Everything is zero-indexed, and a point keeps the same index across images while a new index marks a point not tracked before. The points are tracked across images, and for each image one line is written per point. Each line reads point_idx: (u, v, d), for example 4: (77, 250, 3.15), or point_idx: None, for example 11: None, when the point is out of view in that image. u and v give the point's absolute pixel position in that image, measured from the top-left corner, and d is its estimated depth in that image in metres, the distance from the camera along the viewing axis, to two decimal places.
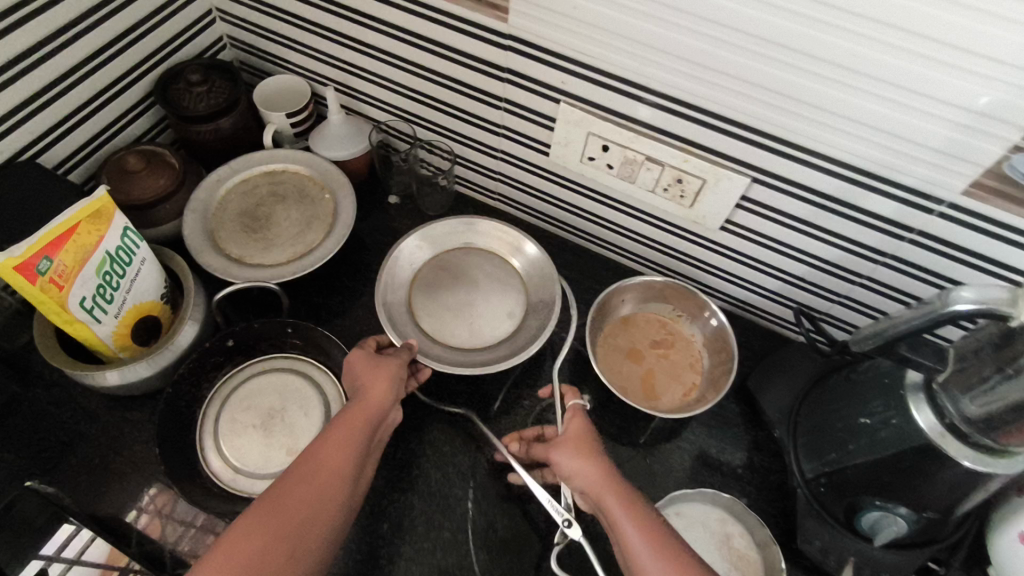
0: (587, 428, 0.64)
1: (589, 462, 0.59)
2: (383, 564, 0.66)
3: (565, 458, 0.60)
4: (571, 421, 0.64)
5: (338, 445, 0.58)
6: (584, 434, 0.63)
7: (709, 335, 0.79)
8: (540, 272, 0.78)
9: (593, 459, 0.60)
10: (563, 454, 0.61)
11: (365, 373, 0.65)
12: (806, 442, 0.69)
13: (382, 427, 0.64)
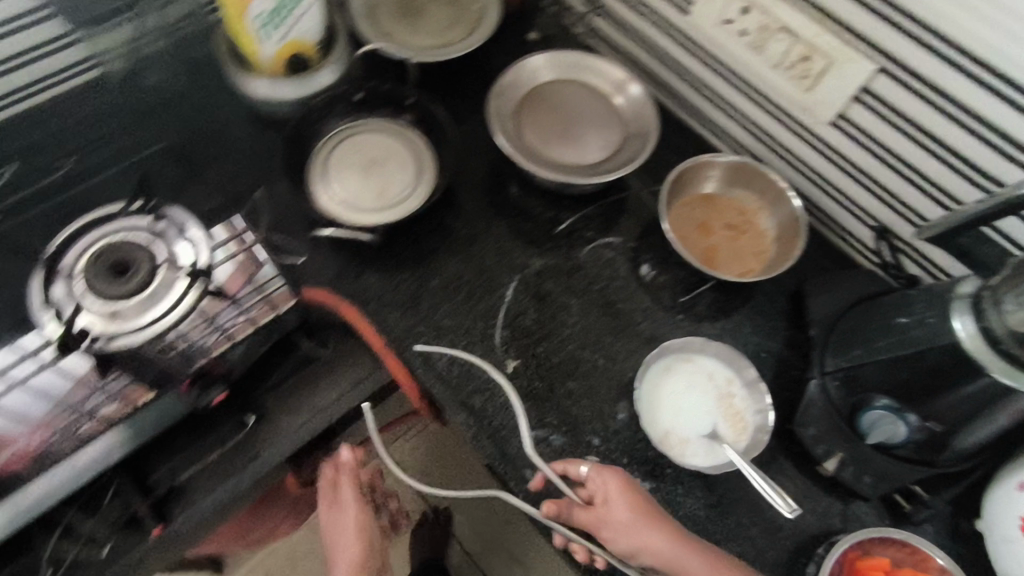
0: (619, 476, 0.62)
1: (649, 526, 0.59)
2: (424, 308, 0.76)
3: (614, 524, 0.60)
4: (602, 480, 0.62)
5: None
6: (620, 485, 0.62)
7: (784, 230, 0.80)
8: (640, 117, 0.83)
9: (642, 512, 0.60)
10: (614, 516, 0.60)
11: (336, 545, 0.83)
12: (837, 339, 0.70)
13: None
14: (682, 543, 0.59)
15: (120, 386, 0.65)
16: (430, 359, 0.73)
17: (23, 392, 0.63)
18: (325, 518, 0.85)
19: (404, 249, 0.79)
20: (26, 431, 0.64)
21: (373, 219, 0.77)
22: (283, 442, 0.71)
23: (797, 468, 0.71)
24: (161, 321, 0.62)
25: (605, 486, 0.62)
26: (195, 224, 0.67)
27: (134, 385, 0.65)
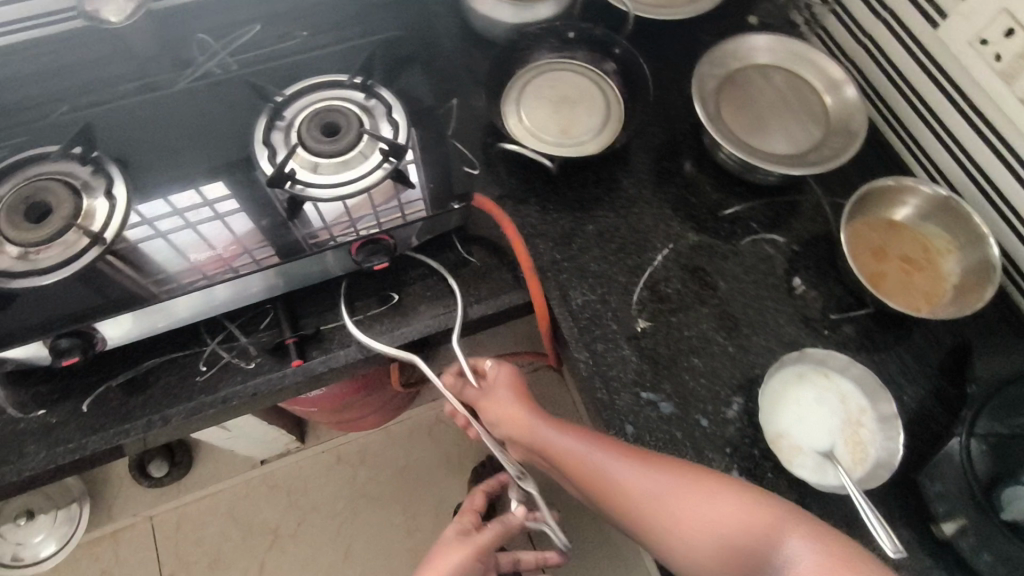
0: (506, 372, 0.76)
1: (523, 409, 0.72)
2: (573, 245, 0.78)
3: (492, 404, 0.74)
4: (497, 372, 0.76)
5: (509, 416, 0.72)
6: (503, 377, 0.75)
7: (971, 279, 0.73)
8: (847, 117, 0.79)
9: (513, 399, 0.73)
10: (491, 395, 0.75)
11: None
12: (998, 405, 0.64)
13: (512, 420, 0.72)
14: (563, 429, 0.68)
15: (268, 254, 0.68)
16: (566, 294, 0.75)
17: (194, 232, 0.70)
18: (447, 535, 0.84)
19: (571, 189, 0.81)
20: (187, 261, 0.67)
21: (553, 150, 0.80)
22: (411, 328, 0.74)
23: (908, 523, 0.66)
24: (359, 178, 0.70)
25: (494, 375, 0.76)
26: (400, 110, 0.76)
27: (277, 251, 0.68)
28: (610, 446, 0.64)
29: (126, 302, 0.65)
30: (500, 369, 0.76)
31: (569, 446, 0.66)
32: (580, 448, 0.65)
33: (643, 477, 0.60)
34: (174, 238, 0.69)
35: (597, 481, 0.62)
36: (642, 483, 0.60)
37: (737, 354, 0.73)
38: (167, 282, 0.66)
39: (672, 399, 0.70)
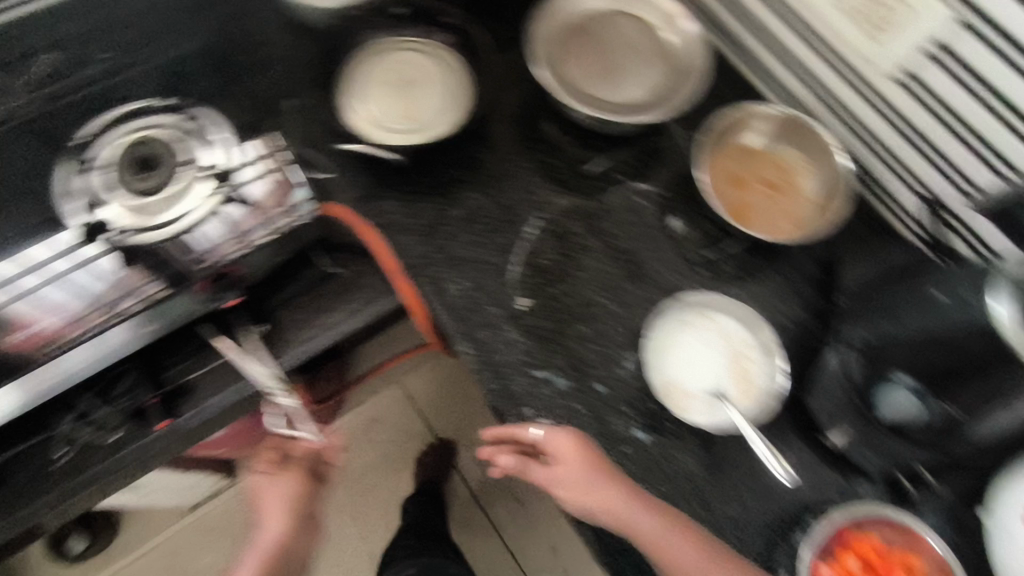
0: (583, 447, 0.64)
1: (566, 465, 0.63)
2: (441, 236, 0.75)
3: (567, 479, 0.62)
4: (553, 441, 0.64)
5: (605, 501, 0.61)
6: (575, 452, 0.63)
7: (828, 193, 0.75)
8: (689, 52, 0.78)
9: (591, 469, 0.62)
10: (567, 476, 0.62)
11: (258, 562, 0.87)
12: (864, 311, 0.67)
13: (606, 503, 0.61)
14: (605, 479, 0.62)
15: (154, 287, 0.68)
16: (441, 287, 0.73)
17: (59, 287, 0.67)
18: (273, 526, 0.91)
19: (425, 175, 0.77)
20: (60, 315, 0.67)
21: (397, 140, 0.75)
22: (290, 353, 0.72)
23: (800, 437, 0.69)
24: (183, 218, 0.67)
25: (554, 448, 0.63)
26: (225, 127, 0.73)
27: (162, 282, 0.68)
28: (656, 513, 0.61)
29: (7, 371, 0.65)
30: (568, 435, 0.64)
31: (631, 522, 0.60)
32: (616, 501, 0.61)
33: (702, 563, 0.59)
34: (39, 296, 0.66)
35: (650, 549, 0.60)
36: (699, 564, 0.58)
37: (621, 313, 0.73)
38: (46, 347, 0.66)
39: (562, 371, 0.70)
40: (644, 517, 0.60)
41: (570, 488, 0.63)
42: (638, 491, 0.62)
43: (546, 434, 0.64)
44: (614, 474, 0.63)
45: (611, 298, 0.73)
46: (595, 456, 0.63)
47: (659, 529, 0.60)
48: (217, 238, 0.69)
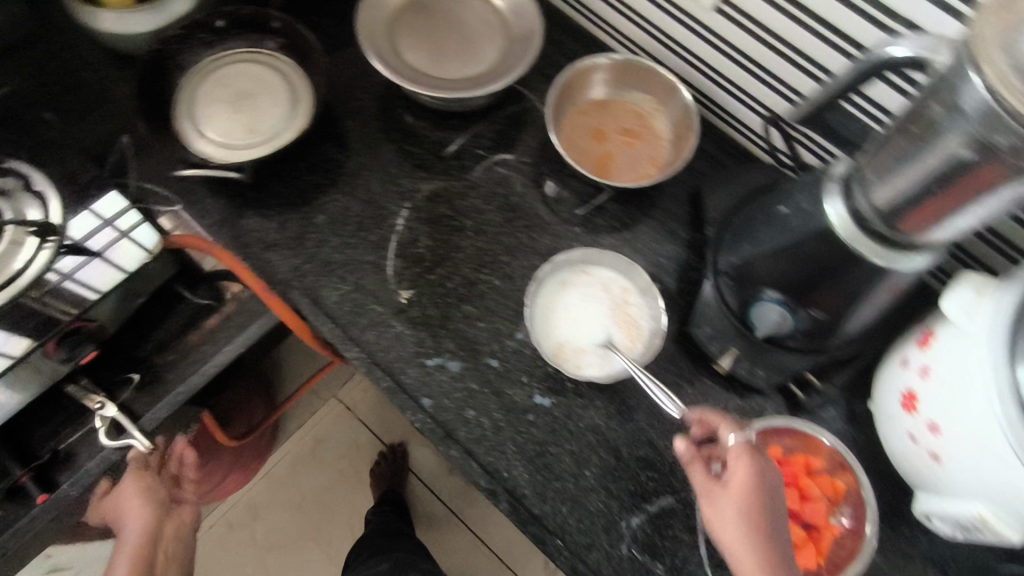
0: (760, 473, 0.51)
1: (728, 502, 0.50)
2: (309, 245, 0.73)
3: (734, 506, 0.50)
4: (734, 465, 0.51)
5: (758, 498, 0.49)
6: (754, 482, 0.50)
7: (679, 129, 0.77)
8: (522, 16, 0.78)
9: (747, 507, 0.49)
10: (749, 492, 0.50)
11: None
12: (728, 236, 0.68)
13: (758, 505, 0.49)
14: (746, 521, 0.48)
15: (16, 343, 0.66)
16: (317, 296, 0.71)
17: None
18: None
19: (282, 186, 0.74)
20: None
21: (241, 157, 0.73)
22: (163, 402, 0.74)
23: (695, 368, 0.71)
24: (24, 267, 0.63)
25: (733, 474, 0.51)
26: (43, 178, 0.68)
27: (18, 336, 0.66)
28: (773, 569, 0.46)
29: None
30: (757, 465, 0.51)
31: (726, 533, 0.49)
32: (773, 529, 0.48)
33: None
34: None
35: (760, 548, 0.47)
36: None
37: (506, 285, 0.73)
38: None
39: (454, 356, 0.69)
40: (744, 549, 0.48)
41: (737, 499, 0.49)
42: (778, 540, 0.48)
43: (738, 445, 0.52)
44: (778, 530, 0.49)
45: (493, 274, 0.73)
46: (766, 494, 0.49)
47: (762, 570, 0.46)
48: (95, 282, 0.70)
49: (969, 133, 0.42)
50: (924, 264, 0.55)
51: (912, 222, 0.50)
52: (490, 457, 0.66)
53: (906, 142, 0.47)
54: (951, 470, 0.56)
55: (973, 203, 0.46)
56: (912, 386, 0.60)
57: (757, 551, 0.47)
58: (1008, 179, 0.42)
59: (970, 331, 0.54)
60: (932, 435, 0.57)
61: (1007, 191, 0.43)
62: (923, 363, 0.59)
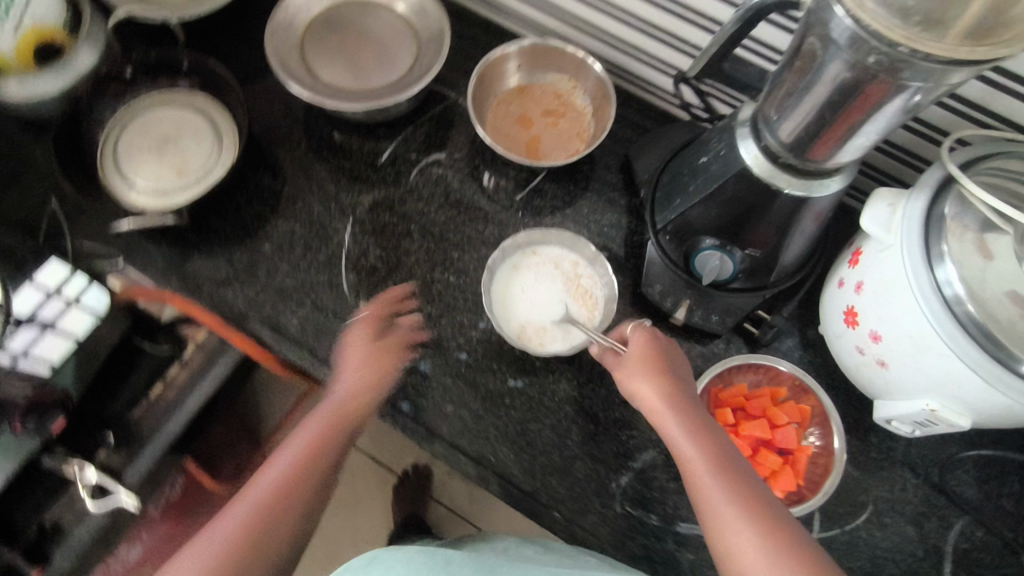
0: (659, 347, 0.61)
1: (634, 367, 0.59)
2: (260, 275, 0.73)
3: (643, 362, 0.59)
4: (633, 340, 0.61)
5: (660, 360, 0.59)
6: (656, 352, 0.60)
7: (598, 103, 0.79)
8: (429, 18, 0.80)
9: (650, 364, 0.59)
10: (652, 354, 0.60)
11: (341, 351, 0.66)
12: (661, 194, 0.71)
13: (659, 363, 0.59)
14: (650, 376, 0.58)
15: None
16: (278, 324, 0.71)
17: None
18: (342, 382, 0.63)
19: (222, 222, 0.74)
20: None
21: (175, 201, 0.73)
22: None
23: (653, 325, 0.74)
24: None
25: (633, 347, 0.61)
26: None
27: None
28: (674, 404, 0.56)
29: None
30: (650, 337, 0.61)
31: (637, 390, 0.58)
32: (677, 385, 0.58)
33: (698, 437, 0.53)
34: None
35: (661, 391, 0.57)
36: (696, 421, 0.55)
37: (461, 280, 0.74)
38: None
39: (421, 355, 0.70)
40: (653, 398, 0.57)
41: (643, 360, 0.59)
42: (678, 385, 0.58)
43: (631, 330, 0.63)
44: (677, 377, 0.59)
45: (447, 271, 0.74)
46: (660, 353, 0.60)
47: (667, 408, 0.56)
48: (49, 353, 0.72)
49: (844, 57, 0.45)
50: (837, 187, 0.58)
51: (817, 147, 0.54)
52: (476, 446, 0.67)
53: (794, 76, 0.51)
54: (897, 372, 0.60)
55: (865, 121, 0.50)
56: (851, 302, 0.63)
57: (658, 392, 0.57)
58: (888, 92, 0.46)
59: (887, 242, 0.58)
60: (874, 344, 0.61)
61: (890, 103, 0.47)
62: (855, 280, 0.63)
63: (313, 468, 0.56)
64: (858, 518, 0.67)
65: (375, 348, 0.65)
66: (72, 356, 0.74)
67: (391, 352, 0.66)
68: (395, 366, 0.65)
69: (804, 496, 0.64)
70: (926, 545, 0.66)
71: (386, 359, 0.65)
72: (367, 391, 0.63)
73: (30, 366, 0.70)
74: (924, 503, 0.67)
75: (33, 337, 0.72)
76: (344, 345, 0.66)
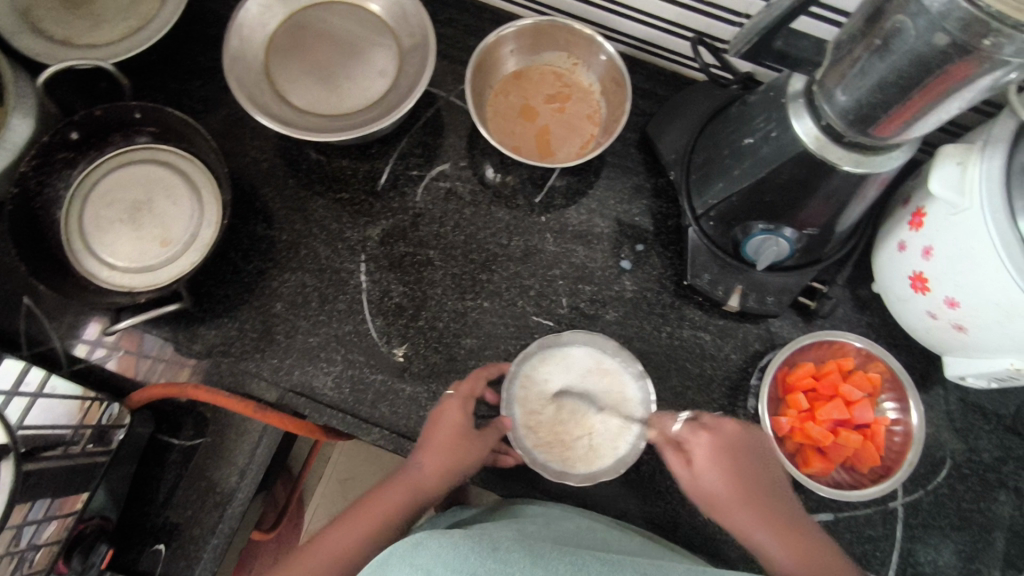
0: (725, 434, 0.59)
1: (704, 472, 0.57)
2: (281, 339, 0.67)
3: (703, 459, 0.58)
4: (695, 441, 0.59)
5: (728, 450, 0.58)
6: (722, 441, 0.59)
7: (606, 79, 0.72)
8: (404, 12, 0.70)
9: (721, 466, 0.57)
10: (715, 448, 0.58)
11: (425, 430, 0.62)
12: (697, 176, 0.65)
13: (726, 455, 0.58)
14: (721, 476, 0.57)
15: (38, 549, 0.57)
16: (312, 389, 0.66)
17: None
18: (423, 457, 0.60)
19: (225, 287, 0.68)
20: None
21: (166, 278, 0.65)
22: (205, 558, 0.67)
23: (705, 314, 0.70)
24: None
25: (698, 448, 0.58)
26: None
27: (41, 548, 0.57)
28: (754, 510, 0.56)
29: None
30: (715, 435, 0.59)
31: (711, 494, 0.57)
32: (748, 470, 0.57)
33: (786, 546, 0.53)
34: None
35: (732, 486, 0.56)
36: (775, 522, 0.55)
37: (495, 303, 0.70)
38: None
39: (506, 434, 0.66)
40: (731, 503, 0.56)
41: (710, 461, 0.58)
42: (750, 481, 0.57)
43: (686, 427, 0.60)
44: (750, 469, 0.58)
45: (479, 298, 0.69)
46: (730, 450, 0.58)
47: (744, 508, 0.55)
48: (60, 404, 0.60)
49: (941, 35, 0.39)
50: (902, 157, 0.53)
51: (884, 127, 0.48)
52: (548, 478, 0.66)
53: (863, 53, 0.45)
54: (977, 336, 0.58)
55: (946, 100, 0.44)
56: (918, 267, 0.60)
57: (725, 487, 0.56)
58: (985, 70, 0.40)
59: (962, 205, 0.52)
60: (951, 310, 0.58)
61: (984, 78, 0.41)
62: (923, 243, 0.58)
63: (371, 543, 0.55)
64: (939, 475, 0.67)
65: (459, 435, 0.61)
66: (104, 482, 0.63)
67: (472, 445, 0.61)
68: (474, 452, 0.61)
69: (890, 466, 0.64)
70: (1007, 488, 0.67)
71: (460, 451, 0.60)
72: (438, 482, 0.60)
73: (55, 433, 0.58)
74: (999, 447, 0.68)
75: (32, 412, 0.57)
76: (432, 421, 0.62)
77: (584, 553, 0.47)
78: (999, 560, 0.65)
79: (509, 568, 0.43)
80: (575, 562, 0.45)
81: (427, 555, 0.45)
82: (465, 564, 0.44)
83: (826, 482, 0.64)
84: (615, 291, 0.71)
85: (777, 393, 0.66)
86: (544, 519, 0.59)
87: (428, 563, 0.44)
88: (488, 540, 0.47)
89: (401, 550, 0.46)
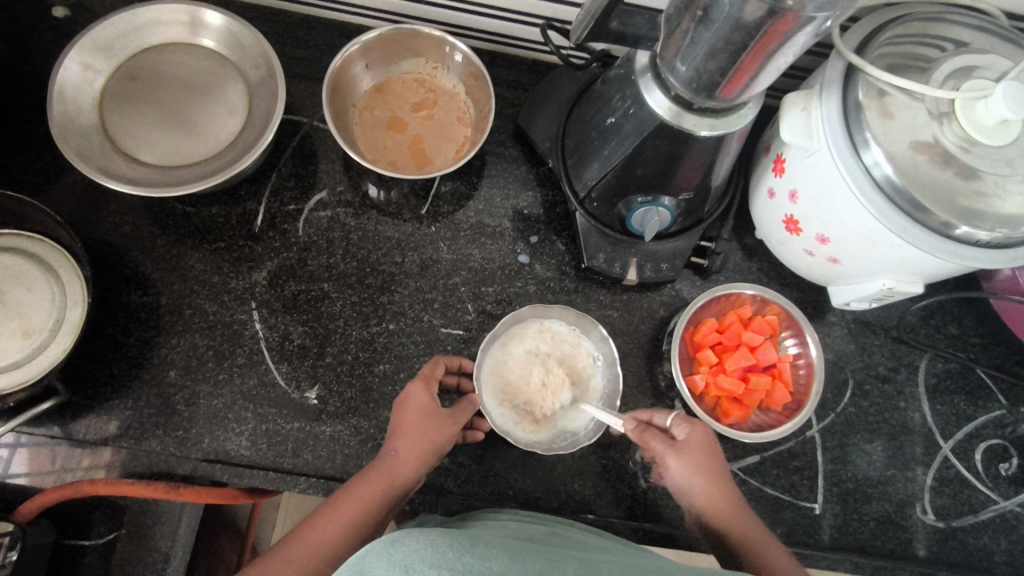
0: (706, 433, 0.59)
1: (688, 460, 0.57)
2: (182, 408, 0.64)
3: (690, 449, 0.58)
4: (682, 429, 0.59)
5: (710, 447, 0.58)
6: (703, 439, 0.59)
7: (467, 77, 0.71)
8: (241, 43, 0.67)
9: (706, 458, 0.58)
10: (700, 442, 0.58)
11: (394, 416, 0.59)
12: (573, 161, 0.65)
13: (708, 451, 0.58)
14: (709, 468, 0.57)
15: None
16: (227, 453, 0.63)
17: None
18: (397, 442, 0.57)
19: (108, 367, 0.64)
20: None
21: (36, 369, 0.60)
22: None
23: (609, 291, 0.72)
24: None
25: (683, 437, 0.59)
26: None
27: None
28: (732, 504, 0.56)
29: None
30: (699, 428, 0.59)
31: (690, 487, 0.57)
32: (725, 471, 0.58)
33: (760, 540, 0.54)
34: None
35: (713, 481, 0.57)
36: (753, 525, 0.55)
37: (403, 324, 0.68)
38: None
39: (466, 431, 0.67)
40: (710, 496, 0.56)
41: (697, 453, 0.58)
42: (728, 484, 0.57)
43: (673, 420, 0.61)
44: (725, 468, 0.58)
45: (385, 323, 0.68)
46: (709, 444, 0.59)
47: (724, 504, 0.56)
48: None
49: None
50: (751, 113, 0.55)
51: (728, 87, 0.50)
52: (489, 485, 0.66)
53: (690, 23, 0.47)
54: (849, 265, 0.62)
55: (776, 53, 0.46)
56: (789, 211, 0.63)
57: (707, 478, 0.57)
58: (800, 24, 0.42)
59: (812, 148, 0.55)
60: (824, 245, 0.62)
61: (798, 34, 0.44)
62: (788, 188, 0.61)
63: (354, 531, 0.52)
64: (845, 397, 0.72)
65: (429, 415, 0.58)
66: None
67: (445, 423, 0.58)
68: (453, 428, 0.59)
69: (801, 399, 0.68)
70: (904, 395, 0.72)
71: (434, 429, 0.57)
72: (415, 466, 0.56)
73: None
74: (891, 358, 0.73)
75: None
76: (398, 405, 0.59)
77: (555, 551, 0.48)
78: (909, 460, 0.71)
79: (488, 562, 0.43)
80: (550, 557, 0.46)
81: (408, 550, 0.42)
82: (448, 557, 0.42)
83: (747, 427, 0.67)
84: (519, 286, 0.71)
85: (688, 353, 0.69)
86: (515, 523, 0.58)
87: (408, 558, 0.41)
88: (466, 538, 0.46)
89: (378, 547, 0.42)
